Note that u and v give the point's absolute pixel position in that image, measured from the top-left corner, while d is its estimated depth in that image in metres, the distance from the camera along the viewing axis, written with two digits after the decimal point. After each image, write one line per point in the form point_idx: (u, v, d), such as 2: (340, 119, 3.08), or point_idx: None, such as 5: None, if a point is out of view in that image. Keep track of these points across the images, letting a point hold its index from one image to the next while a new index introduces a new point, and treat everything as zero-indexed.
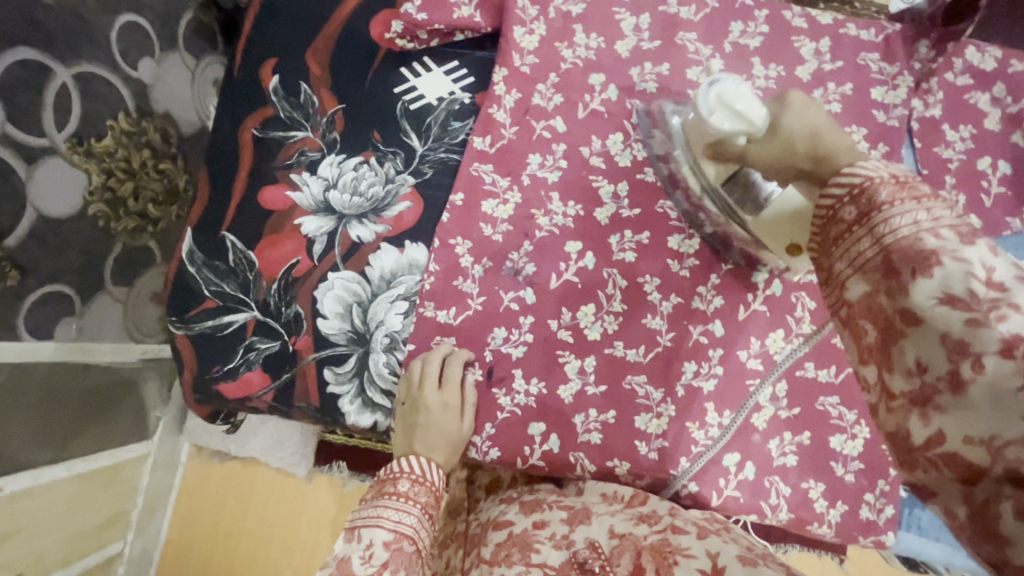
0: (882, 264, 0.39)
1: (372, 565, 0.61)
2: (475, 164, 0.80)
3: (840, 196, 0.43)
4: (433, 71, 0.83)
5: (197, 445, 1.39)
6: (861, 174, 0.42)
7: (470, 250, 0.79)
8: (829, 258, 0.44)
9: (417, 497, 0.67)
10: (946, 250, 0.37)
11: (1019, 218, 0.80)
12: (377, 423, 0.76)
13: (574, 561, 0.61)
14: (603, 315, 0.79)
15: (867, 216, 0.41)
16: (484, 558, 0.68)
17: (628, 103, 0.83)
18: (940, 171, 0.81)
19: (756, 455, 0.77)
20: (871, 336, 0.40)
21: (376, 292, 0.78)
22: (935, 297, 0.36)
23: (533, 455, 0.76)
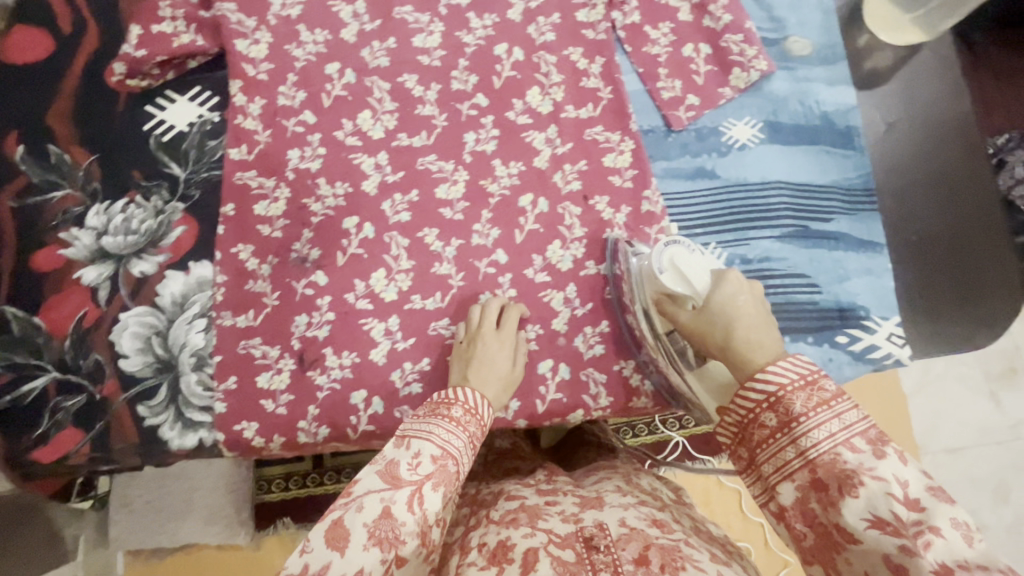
0: (809, 476, 0.52)
1: (417, 473, 0.60)
2: (238, 174, 0.84)
3: (759, 400, 0.55)
4: (178, 101, 0.86)
5: (131, 551, 1.29)
6: (773, 381, 0.55)
7: (255, 252, 0.82)
8: (756, 455, 0.56)
9: (466, 425, 0.66)
10: (866, 471, 0.49)
11: (729, 87, 0.91)
12: (202, 440, 0.77)
13: (580, 535, 0.63)
14: (395, 276, 0.83)
15: (789, 425, 0.53)
16: (492, 519, 0.70)
17: (367, 81, 0.88)
18: (654, 68, 0.91)
19: (567, 356, 0.82)
20: (809, 538, 0.53)
21: (172, 318, 0.80)
22: (866, 518, 0.48)
23: (361, 422, 0.79)
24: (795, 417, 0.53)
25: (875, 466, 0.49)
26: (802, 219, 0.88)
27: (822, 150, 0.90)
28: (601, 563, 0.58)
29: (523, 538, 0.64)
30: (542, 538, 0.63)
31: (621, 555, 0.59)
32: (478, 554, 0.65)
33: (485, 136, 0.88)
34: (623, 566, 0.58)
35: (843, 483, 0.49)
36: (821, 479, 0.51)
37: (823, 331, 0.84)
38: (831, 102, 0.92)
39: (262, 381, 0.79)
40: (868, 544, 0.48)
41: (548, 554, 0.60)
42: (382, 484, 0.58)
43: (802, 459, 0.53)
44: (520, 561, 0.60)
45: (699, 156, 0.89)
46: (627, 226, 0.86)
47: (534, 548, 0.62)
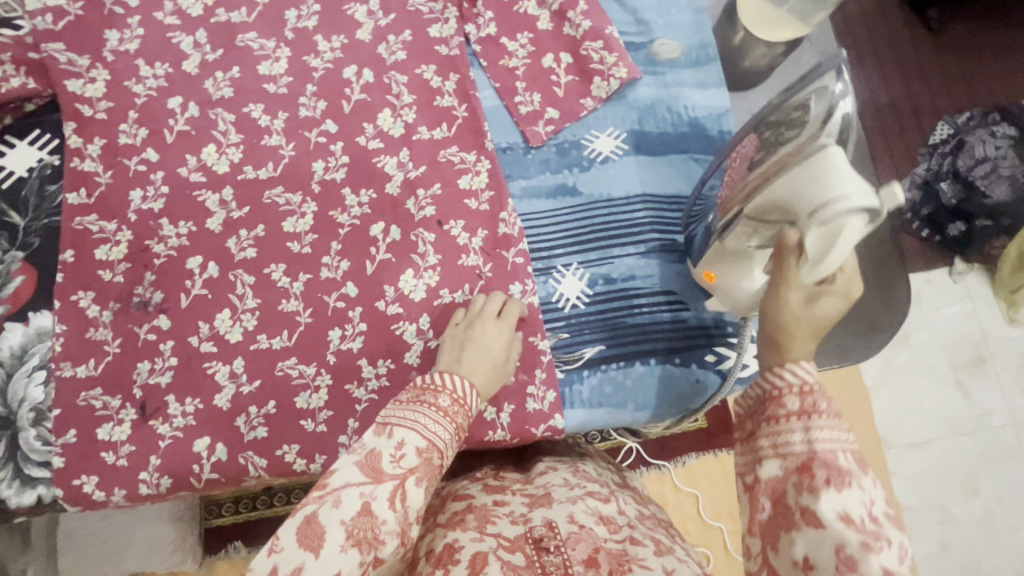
0: (802, 460, 0.51)
1: (400, 466, 0.57)
2: (77, 219, 0.82)
3: (788, 382, 0.54)
4: (17, 146, 0.84)
5: None
6: (800, 373, 0.54)
7: (95, 299, 0.80)
8: (757, 428, 0.55)
9: (454, 415, 0.62)
10: (856, 476, 0.49)
11: (590, 97, 0.86)
12: (41, 497, 0.75)
13: (530, 535, 0.60)
14: (240, 316, 0.80)
15: (806, 412, 0.53)
16: (438, 523, 0.66)
17: (211, 113, 0.86)
18: (512, 81, 0.87)
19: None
20: (765, 513, 0.52)
21: (10, 371, 0.78)
22: (836, 511, 0.47)
23: (204, 471, 0.76)
24: (817, 410, 0.52)
25: (863, 477, 0.49)
26: (669, 233, 0.83)
27: (691, 158, 0.86)
28: (552, 565, 0.56)
29: (471, 542, 0.60)
30: (491, 542, 0.59)
31: (570, 556, 0.57)
32: (425, 564, 0.61)
33: (335, 163, 0.85)
34: (571, 569, 0.56)
35: (833, 477, 0.49)
36: (812, 466, 0.50)
37: (690, 352, 0.80)
38: (702, 107, 0.88)
39: (102, 433, 0.77)
40: (828, 533, 0.47)
41: (496, 558, 0.57)
42: (362, 478, 0.55)
43: (806, 448, 0.51)
44: (467, 564, 0.57)
45: (560, 172, 0.85)
46: (484, 250, 0.82)
47: (481, 552, 0.58)
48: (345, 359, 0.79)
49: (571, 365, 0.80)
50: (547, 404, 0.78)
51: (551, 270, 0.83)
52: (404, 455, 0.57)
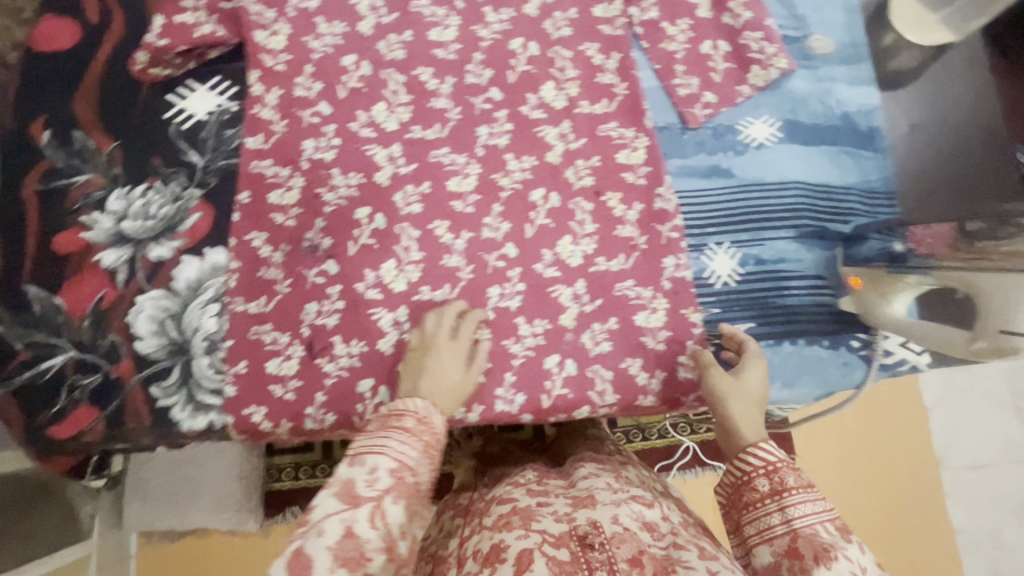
0: (789, 543, 0.56)
1: (376, 489, 0.55)
2: (254, 163, 0.86)
3: (756, 467, 0.60)
4: (198, 90, 0.88)
5: (144, 532, 1.31)
6: (763, 455, 0.61)
7: (268, 240, 0.84)
8: (742, 516, 0.60)
9: (422, 435, 0.60)
10: (839, 550, 0.54)
11: (747, 85, 0.89)
12: (212, 423, 0.79)
13: (574, 534, 0.63)
14: (404, 267, 0.83)
15: (778, 494, 0.58)
16: (485, 525, 0.69)
17: (383, 73, 0.89)
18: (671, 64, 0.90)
19: (573, 352, 0.82)
20: None
21: (186, 302, 0.82)
22: None
23: (367, 411, 0.79)
24: (788, 488, 0.58)
25: (846, 547, 0.54)
26: (819, 221, 0.86)
27: (841, 151, 0.89)
28: (597, 560, 0.59)
29: (517, 539, 0.63)
30: (535, 538, 0.63)
31: (615, 554, 0.61)
32: (472, 563, 0.65)
33: (498, 129, 0.88)
34: (618, 566, 0.60)
35: (820, 554, 0.53)
36: (799, 549, 0.55)
37: (838, 335, 0.83)
38: (853, 102, 0.90)
39: (272, 366, 0.80)
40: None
41: (543, 554, 0.60)
42: (340, 506, 0.53)
43: (786, 527, 0.56)
44: (514, 561, 0.60)
45: (715, 154, 0.88)
46: (639, 223, 0.85)
47: (528, 548, 0.62)
48: (504, 315, 0.82)
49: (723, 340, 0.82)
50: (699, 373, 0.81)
51: (704, 247, 0.85)
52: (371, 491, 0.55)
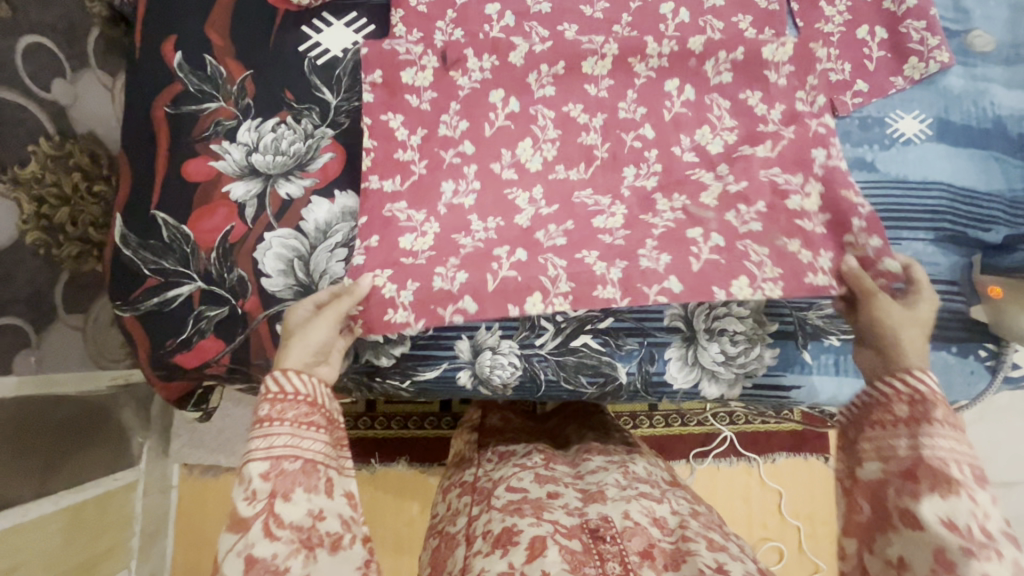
0: (906, 467, 0.56)
1: (258, 501, 0.56)
2: (385, 113, 0.81)
3: (898, 393, 0.59)
4: (334, 25, 0.85)
5: (186, 465, 1.43)
6: (921, 383, 0.58)
7: (405, 122, 0.81)
8: (858, 434, 0.61)
9: (283, 415, 0.59)
10: (966, 487, 0.53)
11: (901, 76, 0.85)
12: (298, 273, 0.79)
13: (586, 527, 0.68)
14: (539, 150, 0.81)
15: (916, 421, 0.57)
16: (495, 506, 0.74)
17: (526, 25, 0.85)
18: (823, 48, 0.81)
19: (694, 79, 0.82)
20: (864, 514, 0.59)
21: (314, 243, 0.80)
22: (939, 516, 0.53)
23: (499, 119, 0.81)
24: (928, 418, 0.56)
25: (975, 489, 0.53)
26: (961, 226, 0.84)
27: (991, 156, 0.85)
28: (609, 552, 0.65)
29: (530, 526, 0.67)
30: (547, 527, 0.67)
31: (626, 546, 0.65)
32: (484, 542, 0.69)
33: (632, 106, 0.82)
34: (629, 557, 0.64)
35: (939, 485, 0.53)
36: (918, 473, 0.55)
37: (968, 343, 0.81)
38: (1007, 106, 0.87)
39: (406, 76, 0.81)
40: (928, 535, 0.53)
41: (556, 541, 0.65)
42: (234, 536, 0.55)
43: (912, 453, 0.56)
44: (526, 546, 0.65)
45: (860, 147, 0.85)
46: (791, 113, 0.83)
47: (539, 535, 0.66)
48: None
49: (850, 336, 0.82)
50: (816, 107, 0.80)
51: None
52: (288, 471, 0.58)
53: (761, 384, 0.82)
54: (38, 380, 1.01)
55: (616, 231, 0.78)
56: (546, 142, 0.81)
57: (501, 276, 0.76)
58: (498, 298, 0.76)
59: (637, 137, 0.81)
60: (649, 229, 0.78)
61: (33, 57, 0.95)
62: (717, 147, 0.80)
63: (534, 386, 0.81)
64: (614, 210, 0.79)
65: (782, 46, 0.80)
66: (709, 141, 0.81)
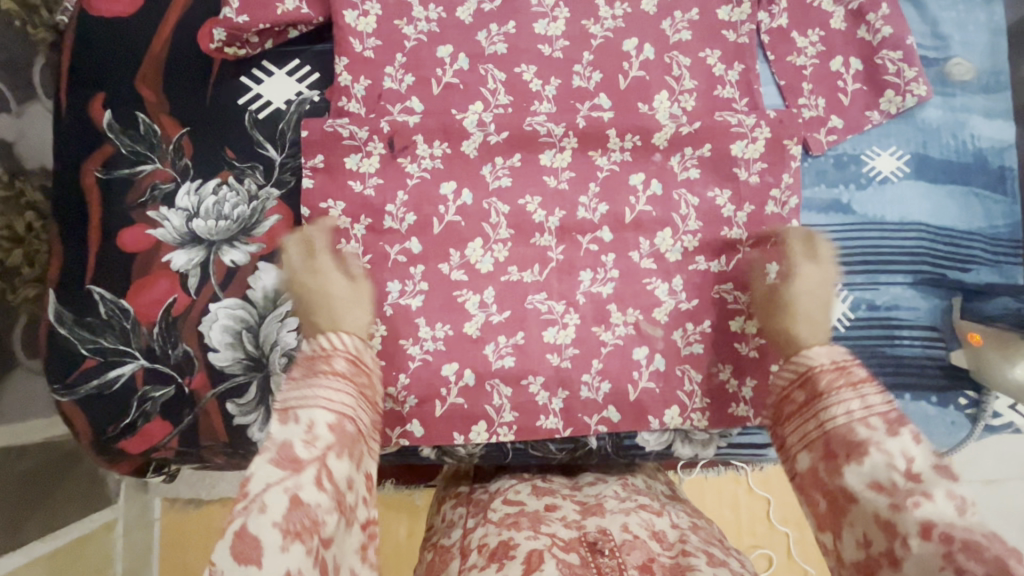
0: (823, 444, 0.55)
1: (316, 447, 0.51)
2: (326, 201, 0.77)
3: (794, 377, 0.60)
4: (275, 74, 0.79)
5: (169, 498, 1.36)
6: (809, 360, 0.59)
7: (346, 211, 0.77)
8: (783, 434, 0.60)
9: (351, 379, 0.59)
10: (873, 443, 0.51)
11: (878, 110, 0.81)
12: (246, 347, 0.75)
13: (584, 539, 0.59)
14: (491, 247, 0.78)
15: (812, 401, 0.57)
16: (491, 520, 0.64)
17: (481, 68, 0.80)
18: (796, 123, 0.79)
19: (660, 173, 0.79)
20: (821, 506, 0.54)
21: (263, 313, 0.76)
22: (865, 483, 0.51)
23: (449, 213, 0.78)
24: (819, 393, 0.57)
25: (884, 439, 0.51)
26: (939, 267, 0.80)
27: (971, 192, 0.82)
28: (607, 567, 0.56)
29: (526, 539, 0.59)
30: (544, 541, 0.58)
31: (625, 560, 0.56)
32: (478, 556, 0.59)
33: (592, 202, 0.79)
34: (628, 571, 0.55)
35: (851, 451, 0.52)
36: (833, 449, 0.54)
37: (948, 391, 0.79)
38: (987, 138, 0.83)
39: (351, 162, 0.77)
40: (863, 505, 0.50)
41: (552, 555, 0.56)
42: (279, 474, 0.48)
43: (818, 428, 0.55)
44: (523, 560, 0.55)
45: (836, 187, 0.81)
46: (763, 155, 0.79)
47: (536, 549, 0.57)
48: (594, 334, 0.78)
49: None
50: (787, 209, 0.79)
51: None
52: (348, 432, 0.54)
53: (736, 442, 0.80)
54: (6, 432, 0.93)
55: (565, 347, 0.78)
56: (498, 242, 0.78)
57: (450, 402, 0.76)
58: (444, 423, 0.76)
59: (593, 239, 0.79)
60: (598, 345, 0.78)
61: None
62: (674, 256, 0.78)
63: (501, 453, 0.78)
64: (567, 320, 0.78)
65: (752, 143, 0.79)
66: (668, 247, 0.79)
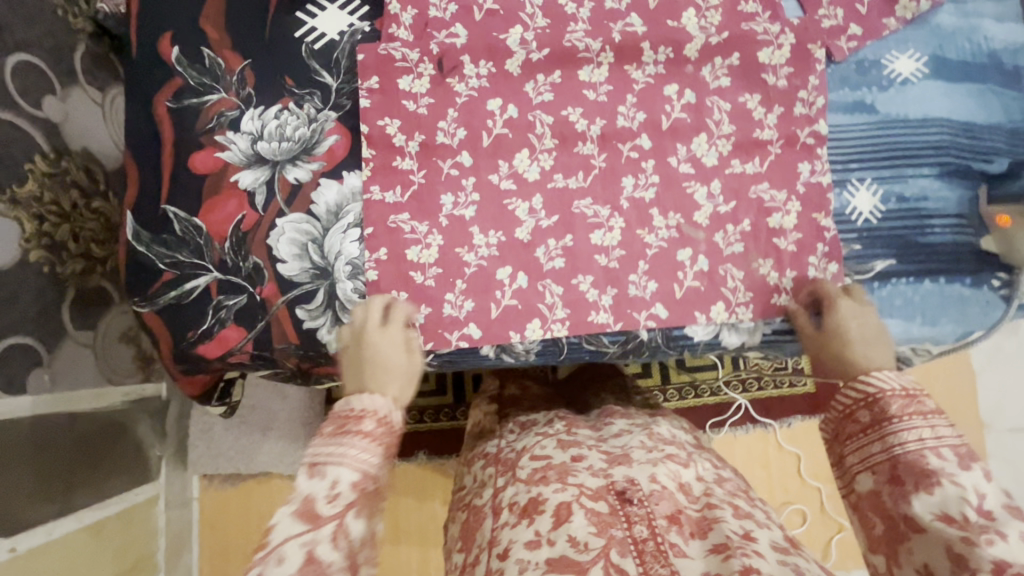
0: (890, 470, 0.58)
1: (337, 505, 0.54)
2: (382, 118, 0.81)
3: (857, 399, 0.62)
4: (328, 8, 0.85)
5: (205, 476, 1.37)
6: (875, 385, 0.62)
7: (401, 128, 0.82)
8: (842, 449, 0.63)
9: (382, 439, 0.60)
10: (945, 474, 0.54)
11: (894, 17, 0.86)
12: (311, 257, 0.79)
13: (612, 488, 0.64)
14: (538, 157, 0.83)
15: (880, 424, 0.60)
16: (521, 478, 0.69)
17: None
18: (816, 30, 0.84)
19: (693, 83, 0.84)
20: (879, 529, 0.58)
21: (327, 226, 0.80)
22: (934, 512, 0.53)
23: (497, 126, 0.82)
24: (889, 418, 0.59)
25: (955, 472, 0.54)
26: (963, 159, 0.84)
27: (989, 89, 0.86)
28: (636, 515, 0.60)
29: (554, 493, 0.63)
30: (573, 492, 0.63)
31: (654, 510, 0.61)
32: (510, 513, 0.65)
33: (631, 112, 0.83)
34: (656, 520, 0.60)
35: (921, 481, 0.55)
36: (901, 475, 0.57)
37: (980, 273, 0.82)
38: (1000, 39, 0.88)
39: (404, 84, 0.82)
40: (933, 534, 0.53)
41: (581, 506, 0.61)
42: (300, 528, 0.52)
43: (886, 455, 0.58)
44: (553, 512, 0.61)
45: (859, 89, 0.86)
46: (789, 60, 0.84)
47: (565, 501, 0.62)
48: (638, 237, 0.82)
49: (863, 276, 0.82)
50: (815, 110, 0.84)
51: (846, 183, 0.84)
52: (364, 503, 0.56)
53: (781, 329, 0.83)
54: (52, 398, 0.97)
55: (612, 249, 0.81)
56: (544, 152, 0.83)
57: (504, 303, 0.80)
58: (500, 324, 0.80)
59: (633, 147, 0.83)
60: (643, 247, 0.81)
61: (25, 75, 0.93)
62: (710, 160, 0.83)
63: (556, 349, 0.82)
64: (613, 223, 0.82)
65: (778, 50, 0.84)
66: (704, 151, 0.83)
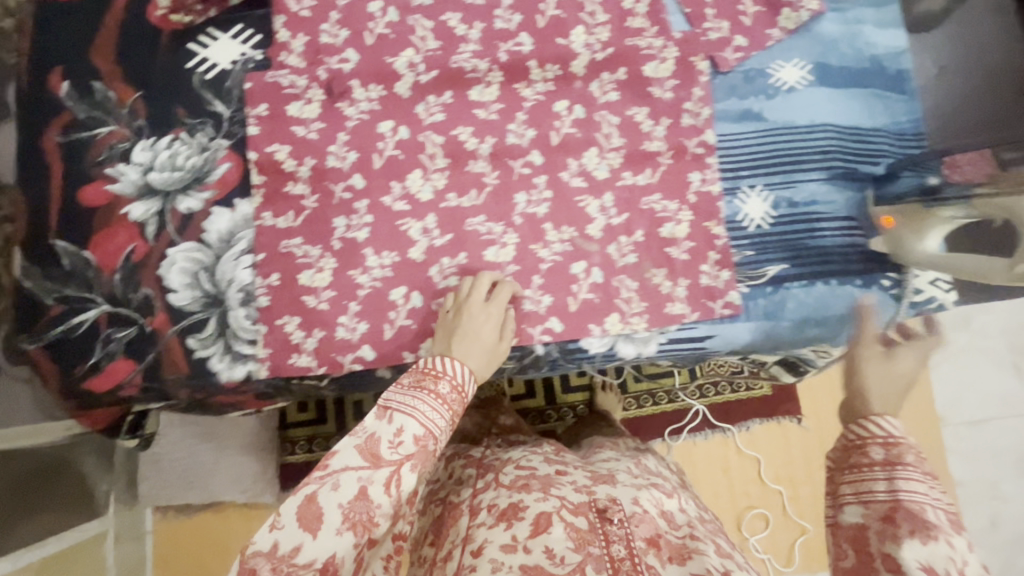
0: (886, 511, 0.53)
1: (398, 451, 0.60)
2: (271, 145, 0.82)
3: (875, 434, 0.56)
4: (220, 39, 0.86)
5: (160, 508, 1.26)
6: (886, 426, 0.57)
7: (292, 154, 0.82)
8: (840, 476, 0.57)
9: (450, 402, 0.66)
10: (943, 531, 0.50)
11: (776, 28, 0.88)
12: (201, 285, 0.79)
13: (594, 505, 0.63)
14: (430, 176, 0.83)
15: (892, 463, 0.54)
16: (503, 482, 0.69)
17: (410, 19, 0.86)
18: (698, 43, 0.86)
19: (582, 98, 0.85)
20: (848, 561, 0.54)
21: (218, 254, 0.80)
22: (920, 561, 0.49)
23: (388, 148, 0.83)
24: (904, 461, 0.54)
25: (952, 535, 0.50)
26: (850, 162, 0.86)
27: (872, 94, 0.88)
28: (615, 534, 0.59)
29: (536, 501, 0.64)
30: (553, 503, 0.63)
31: (634, 531, 0.60)
32: (488, 514, 0.65)
33: (521, 128, 0.84)
34: (637, 542, 0.59)
35: (919, 529, 0.50)
36: (897, 518, 0.52)
37: (871, 274, 0.83)
38: (882, 45, 0.90)
39: (292, 110, 0.83)
40: None
41: (561, 518, 0.61)
42: (361, 462, 0.58)
43: (890, 496, 0.53)
44: (531, 521, 0.61)
45: (746, 98, 0.87)
46: (675, 73, 0.86)
47: (545, 511, 0.62)
48: (533, 252, 0.82)
49: (755, 282, 0.83)
50: (702, 120, 0.85)
51: (737, 190, 0.85)
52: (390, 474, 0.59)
53: (676, 338, 0.83)
54: None
55: (507, 264, 0.82)
56: (436, 172, 0.83)
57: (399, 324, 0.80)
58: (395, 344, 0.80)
59: (525, 163, 0.84)
60: (537, 262, 0.82)
61: None
62: (601, 173, 0.84)
63: None
64: (506, 240, 0.82)
65: (662, 64, 0.85)
66: (595, 165, 0.84)
